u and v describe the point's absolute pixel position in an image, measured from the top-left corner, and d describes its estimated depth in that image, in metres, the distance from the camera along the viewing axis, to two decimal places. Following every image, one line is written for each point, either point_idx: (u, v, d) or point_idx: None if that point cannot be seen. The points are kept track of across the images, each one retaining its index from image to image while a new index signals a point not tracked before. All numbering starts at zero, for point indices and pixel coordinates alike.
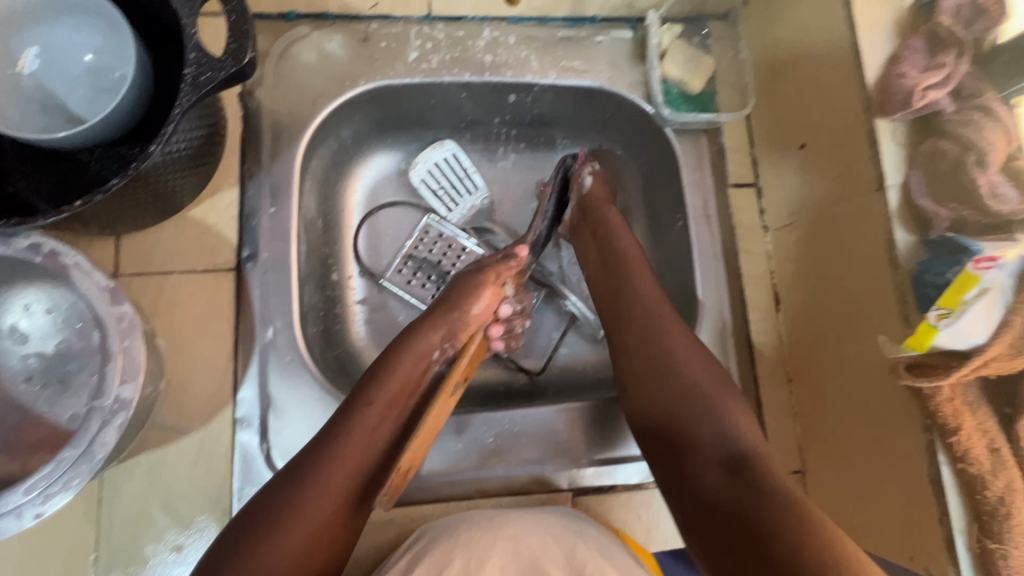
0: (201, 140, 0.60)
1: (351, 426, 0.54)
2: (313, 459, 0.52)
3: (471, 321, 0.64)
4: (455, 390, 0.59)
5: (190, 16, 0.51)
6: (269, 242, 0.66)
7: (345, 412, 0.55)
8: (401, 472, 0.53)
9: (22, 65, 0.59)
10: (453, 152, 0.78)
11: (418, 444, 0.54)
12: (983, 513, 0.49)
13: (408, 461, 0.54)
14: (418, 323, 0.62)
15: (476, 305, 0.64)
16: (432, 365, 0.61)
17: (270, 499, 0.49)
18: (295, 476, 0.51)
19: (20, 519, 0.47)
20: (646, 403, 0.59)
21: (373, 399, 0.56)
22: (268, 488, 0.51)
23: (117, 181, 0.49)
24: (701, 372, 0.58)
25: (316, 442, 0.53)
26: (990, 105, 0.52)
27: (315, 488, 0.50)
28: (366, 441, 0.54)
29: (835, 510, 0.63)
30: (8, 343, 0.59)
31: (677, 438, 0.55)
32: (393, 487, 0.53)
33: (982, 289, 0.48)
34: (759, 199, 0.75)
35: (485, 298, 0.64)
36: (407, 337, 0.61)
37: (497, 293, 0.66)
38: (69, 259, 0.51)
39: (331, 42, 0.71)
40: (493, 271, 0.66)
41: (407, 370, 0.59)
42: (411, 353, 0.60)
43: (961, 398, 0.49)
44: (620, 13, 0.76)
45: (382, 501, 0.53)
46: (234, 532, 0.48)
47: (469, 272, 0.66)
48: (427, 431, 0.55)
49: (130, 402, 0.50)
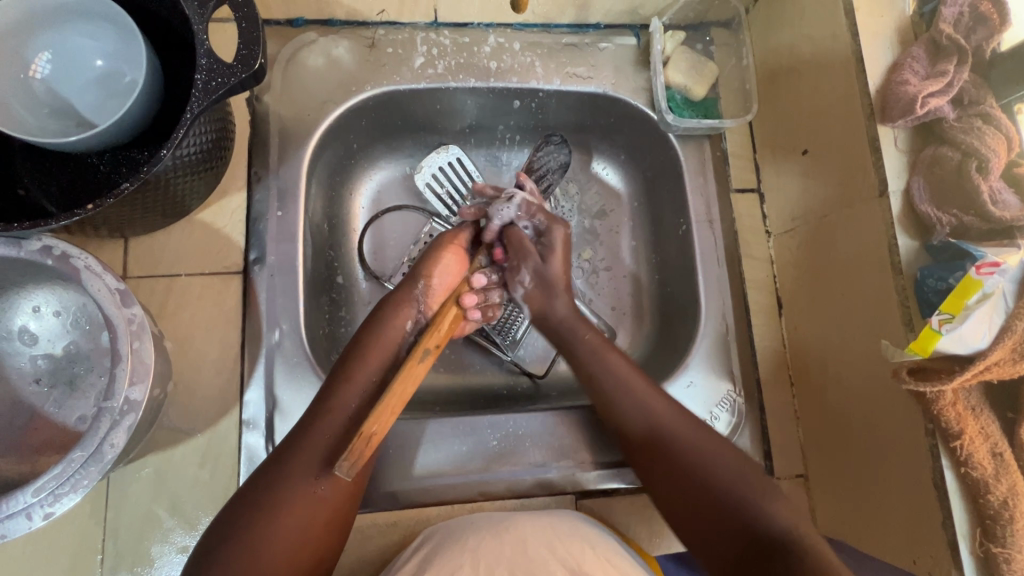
0: (211, 144, 0.60)
1: (327, 402, 0.55)
2: (295, 441, 0.54)
3: (436, 289, 0.64)
4: (426, 356, 0.54)
5: (201, 23, 0.52)
6: (276, 245, 0.67)
7: (328, 387, 0.57)
8: (366, 436, 0.47)
9: (34, 70, 0.60)
10: (458, 157, 0.80)
11: (388, 406, 0.49)
12: (986, 517, 0.49)
13: (374, 425, 0.48)
14: (387, 299, 0.62)
15: (443, 274, 0.65)
16: (405, 337, 0.60)
17: (263, 490, 0.51)
18: (287, 456, 0.53)
19: (30, 519, 0.47)
20: (624, 420, 0.60)
21: (349, 374, 0.57)
22: (261, 473, 0.53)
23: (129, 184, 0.50)
24: (677, 420, 0.59)
25: (299, 423, 0.55)
26: (991, 114, 0.54)
27: (297, 467, 0.52)
28: (338, 416, 0.54)
29: (840, 514, 0.63)
30: (16, 344, 0.60)
31: (659, 469, 0.58)
32: (357, 454, 0.47)
33: (984, 294, 0.48)
34: (761, 205, 0.76)
35: (445, 264, 0.65)
36: (380, 311, 0.61)
37: (458, 257, 0.66)
38: (80, 261, 0.52)
39: (338, 48, 0.72)
40: (452, 239, 0.67)
41: (378, 343, 0.59)
42: (383, 326, 0.60)
43: (964, 402, 0.50)
44: (623, 20, 0.77)
45: (344, 468, 0.47)
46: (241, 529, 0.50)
47: (432, 244, 0.67)
48: (396, 397, 0.50)
49: (139, 404, 0.50)
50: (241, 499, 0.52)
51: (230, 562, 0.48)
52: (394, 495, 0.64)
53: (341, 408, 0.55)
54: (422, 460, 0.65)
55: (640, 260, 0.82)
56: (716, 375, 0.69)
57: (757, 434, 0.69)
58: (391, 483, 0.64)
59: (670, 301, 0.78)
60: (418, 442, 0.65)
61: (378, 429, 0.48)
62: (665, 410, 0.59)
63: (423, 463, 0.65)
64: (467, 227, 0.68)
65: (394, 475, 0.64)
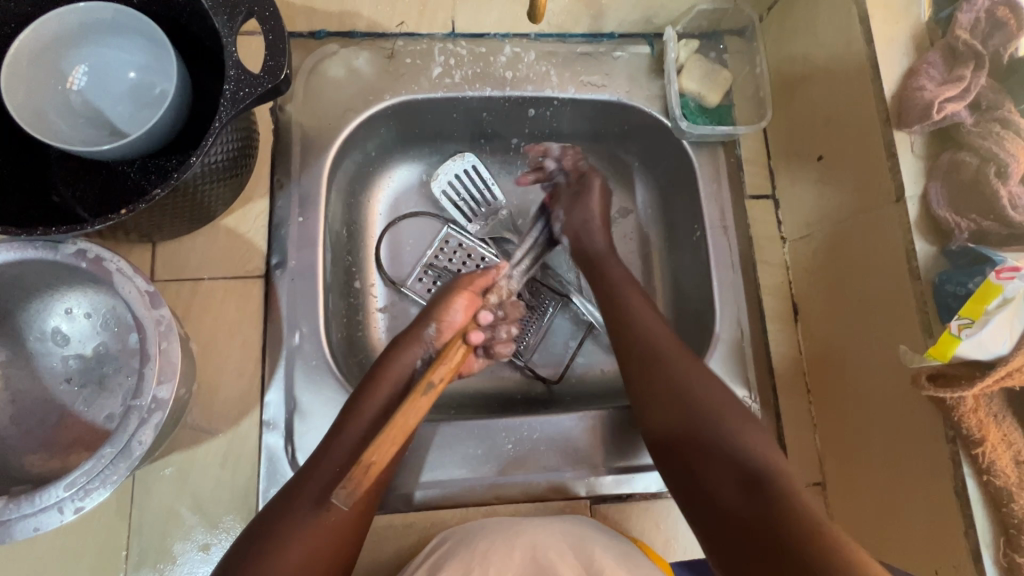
0: (236, 153, 0.62)
1: (332, 439, 0.57)
2: (302, 477, 0.56)
3: (447, 328, 0.63)
4: (431, 389, 0.51)
5: (230, 36, 0.54)
6: (297, 250, 0.68)
7: (340, 420, 0.59)
8: (365, 465, 0.45)
9: (71, 81, 0.62)
10: (473, 164, 0.80)
11: (387, 441, 0.46)
12: (1010, 527, 0.48)
13: (372, 455, 0.45)
14: (400, 336, 0.64)
15: (453, 313, 0.64)
16: (413, 371, 0.61)
17: (274, 516, 0.53)
18: (307, 478, 0.55)
19: (61, 513, 0.49)
20: (658, 417, 0.59)
21: (359, 409, 0.58)
22: (272, 505, 0.54)
23: (160, 190, 0.51)
24: (676, 362, 0.61)
25: (315, 452, 0.57)
26: (1009, 117, 0.54)
27: (307, 493, 0.54)
28: (345, 448, 0.56)
29: (868, 535, 0.61)
30: (49, 345, 0.62)
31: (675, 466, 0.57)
32: (354, 483, 0.45)
33: (1004, 300, 0.48)
34: (776, 211, 0.76)
35: (459, 303, 0.64)
36: (389, 352, 0.63)
37: (471, 299, 0.65)
38: (112, 264, 0.53)
39: (358, 59, 0.74)
40: (467, 281, 0.67)
41: (387, 380, 0.60)
42: (389, 363, 0.62)
43: (985, 409, 0.49)
44: (637, 29, 0.79)
45: (341, 496, 0.45)
46: (264, 532, 0.52)
47: (446, 285, 0.68)
48: (397, 428, 0.48)
49: (167, 402, 0.52)
50: (255, 527, 0.53)
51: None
52: (407, 497, 0.65)
53: (350, 438, 0.57)
54: (437, 463, 0.65)
55: (654, 265, 0.82)
56: (731, 380, 0.69)
57: (773, 442, 0.68)
58: (405, 485, 0.65)
59: (685, 307, 0.78)
60: (432, 444, 0.66)
61: (377, 459, 0.46)
62: (660, 335, 0.64)
63: (438, 468, 0.65)
64: (486, 271, 0.69)
65: (408, 477, 0.65)
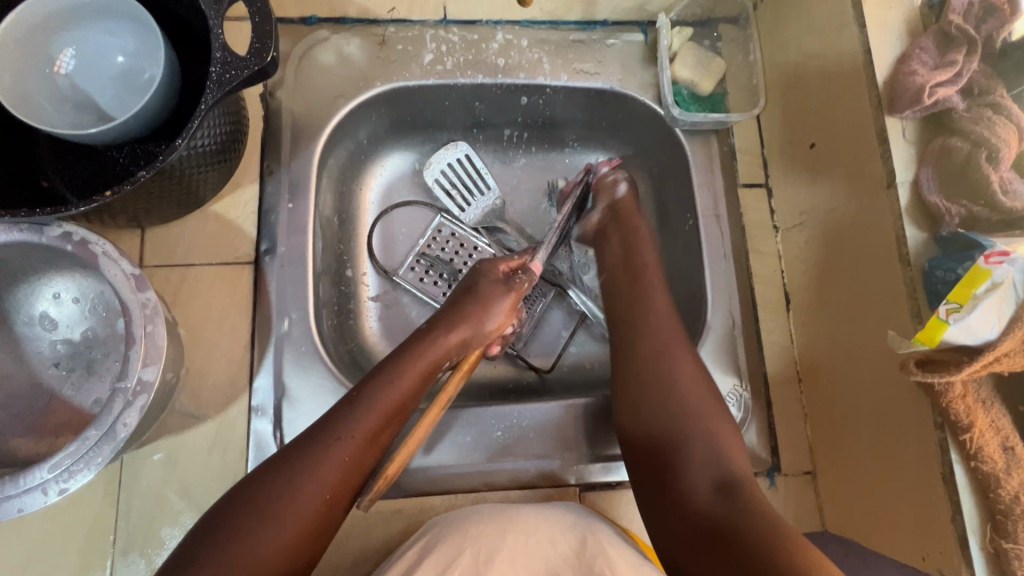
0: (224, 138, 0.62)
1: (349, 427, 0.54)
2: (301, 458, 0.52)
3: (485, 332, 0.64)
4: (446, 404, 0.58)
5: (217, 17, 0.54)
6: (287, 236, 0.68)
7: (349, 407, 0.55)
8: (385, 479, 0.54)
9: (59, 65, 0.62)
10: (466, 153, 0.80)
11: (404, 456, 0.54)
12: (997, 512, 0.48)
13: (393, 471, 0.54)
14: (430, 326, 0.63)
15: (492, 318, 0.64)
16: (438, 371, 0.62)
17: (262, 481, 0.51)
18: (292, 452, 0.53)
19: (46, 495, 0.49)
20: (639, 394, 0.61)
21: (375, 402, 0.56)
22: (257, 475, 0.52)
23: (145, 172, 0.51)
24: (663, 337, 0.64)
25: (304, 436, 0.54)
26: (1002, 103, 0.53)
27: (301, 479, 0.51)
28: (356, 444, 0.54)
29: (860, 526, 0.61)
30: (37, 330, 0.62)
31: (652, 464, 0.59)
32: (375, 492, 0.54)
33: (993, 284, 0.48)
34: (769, 200, 0.75)
35: (500, 315, 0.65)
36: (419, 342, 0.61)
37: (510, 309, 0.66)
38: (98, 247, 0.53)
39: (349, 45, 0.73)
40: (512, 288, 0.66)
41: (414, 374, 0.59)
42: (418, 356, 0.60)
43: (973, 395, 0.49)
44: (631, 16, 0.78)
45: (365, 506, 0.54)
46: (231, 510, 0.50)
47: (485, 279, 0.66)
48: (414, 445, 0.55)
49: (152, 384, 0.52)
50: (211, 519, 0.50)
51: (226, 556, 0.47)
52: (398, 484, 0.65)
53: (363, 433, 0.54)
54: (426, 451, 0.65)
55: None
56: (722, 367, 0.69)
57: (765, 430, 0.68)
58: None
59: (676, 296, 0.78)
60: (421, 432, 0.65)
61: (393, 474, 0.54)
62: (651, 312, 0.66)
63: (427, 455, 0.65)
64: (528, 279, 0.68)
65: None
